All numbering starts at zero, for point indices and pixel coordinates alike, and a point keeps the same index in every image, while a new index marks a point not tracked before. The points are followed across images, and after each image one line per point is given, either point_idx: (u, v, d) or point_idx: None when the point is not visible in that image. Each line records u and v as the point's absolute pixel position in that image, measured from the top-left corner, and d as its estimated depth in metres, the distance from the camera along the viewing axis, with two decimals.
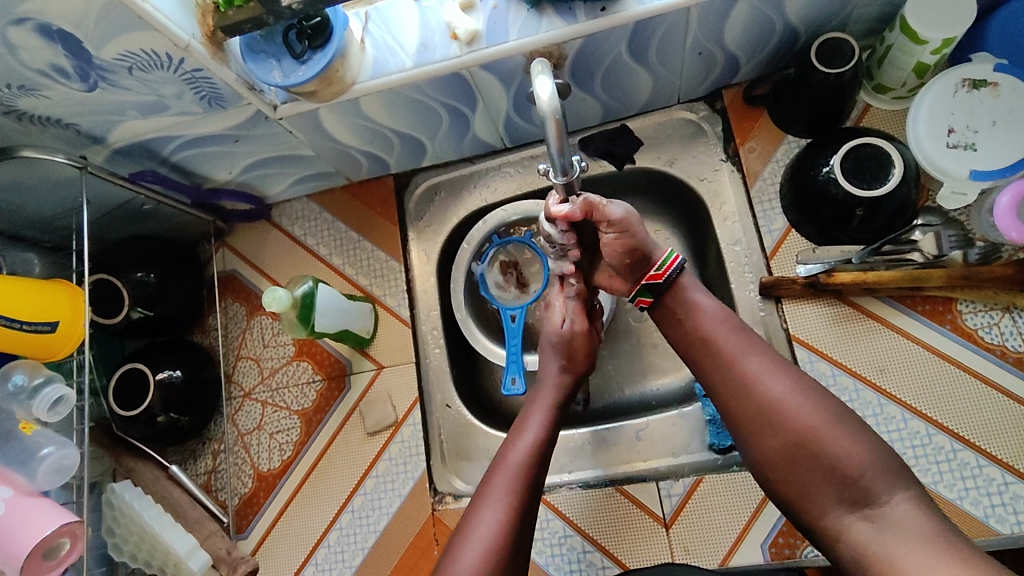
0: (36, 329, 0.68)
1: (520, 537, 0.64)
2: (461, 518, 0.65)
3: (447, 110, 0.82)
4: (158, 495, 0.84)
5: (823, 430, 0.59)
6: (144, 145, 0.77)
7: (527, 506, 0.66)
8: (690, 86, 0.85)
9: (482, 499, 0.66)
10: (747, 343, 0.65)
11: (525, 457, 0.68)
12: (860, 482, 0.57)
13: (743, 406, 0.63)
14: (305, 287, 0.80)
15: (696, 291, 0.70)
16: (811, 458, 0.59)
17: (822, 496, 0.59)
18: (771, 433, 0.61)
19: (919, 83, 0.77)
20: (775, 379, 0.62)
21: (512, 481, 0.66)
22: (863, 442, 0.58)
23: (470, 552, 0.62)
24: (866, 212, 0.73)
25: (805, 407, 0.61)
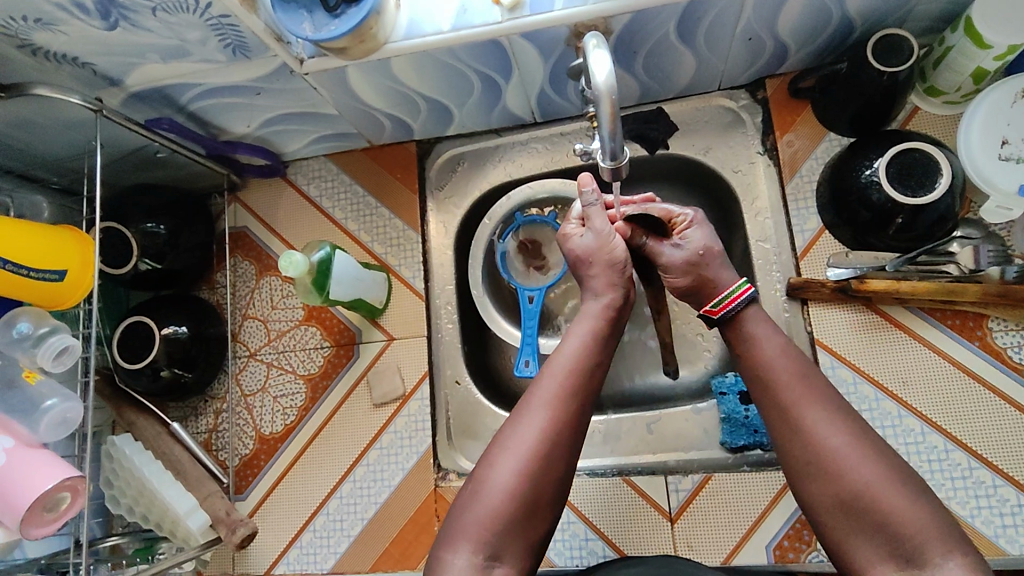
0: (44, 278, 0.66)
1: (558, 451, 0.59)
2: (500, 430, 0.60)
3: (480, 78, 0.78)
4: (158, 451, 0.83)
5: (883, 485, 0.54)
6: (162, 91, 0.74)
7: (576, 418, 0.61)
8: (733, 73, 0.82)
9: (526, 408, 0.61)
10: (811, 393, 0.59)
11: (574, 366, 0.62)
12: (910, 544, 0.52)
13: (795, 452, 0.58)
14: (322, 253, 0.78)
15: (763, 329, 0.64)
16: (863, 514, 0.54)
17: (866, 553, 0.53)
18: (821, 485, 0.56)
19: (975, 89, 0.74)
20: (831, 431, 0.57)
21: (559, 390, 0.61)
22: (924, 506, 0.53)
23: (507, 469, 0.58)
24: (906, 220, 0.71)
25: (865, 458, 0.55)
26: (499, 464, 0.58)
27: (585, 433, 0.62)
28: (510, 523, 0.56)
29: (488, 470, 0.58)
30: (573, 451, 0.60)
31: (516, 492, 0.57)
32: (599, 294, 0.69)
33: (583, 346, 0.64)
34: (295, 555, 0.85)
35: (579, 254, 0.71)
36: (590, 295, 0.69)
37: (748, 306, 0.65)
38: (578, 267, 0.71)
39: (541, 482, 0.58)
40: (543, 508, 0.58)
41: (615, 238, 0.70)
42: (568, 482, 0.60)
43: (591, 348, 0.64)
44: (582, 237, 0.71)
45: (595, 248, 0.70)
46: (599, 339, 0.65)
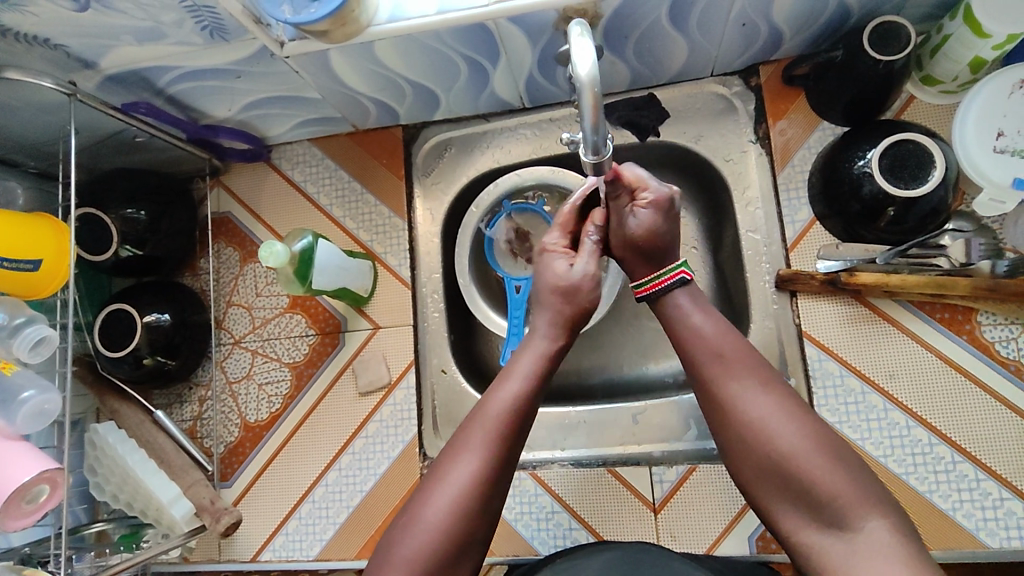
0: (19, 268, 0.65)
1: (490, 493, 0.58)
2: (435, 466, 0.59)
3: (466, 62, 0.76)
4: (142, 439, 0.83)
5: (802, 453, 0.54)
6: (138, 74, 0.72)
7: (511, 457, 0.60)
8: (727, 59, 0.80)
9: (465, 443, 0.59)
10: (741, 363, 0.59)
11: (510, 406, 0.61)
12: (832, 508, 0.52)
13: (721, 425, 0.59)
14: (304, 241, 0.76)
15: (688, 305, 0.64)
16: (785, 481, 0.55)
17: (790, 519, 0.55)
18: (743, 452, 0.57)
19: (971, 78, 0.72)
20: (759, 400, 0.57)
21: (497, 430, 0.59)
22: (842, 472, 0.53)
23: (442, 509, 0.56)
24: (897, 212, 0.70)
25: (787, 428, 0.55)
26: (433, 504, 0.57)
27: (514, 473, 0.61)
28: (436, 567, 0.55)
29: (424, 505, 0.57)
30: (503, 492, 0.60)
31: (448, 530, 0.56)
32: (553, 335, 0.67)
33: (526, 385, 0.62)
34: (281, 542, 0.85)
35: (564, 283, 0.68)
36: (541, 330, 0.67)
37: (677, 288, 0.65)
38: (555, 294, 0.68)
39: (474, 523, 0.57)
40: (471, 551, 0.57)
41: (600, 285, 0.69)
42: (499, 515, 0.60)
43: (533, 386, 0.62)
44: (570, 268, 0.69)
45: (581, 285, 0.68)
46: (541, 380, 0.63)
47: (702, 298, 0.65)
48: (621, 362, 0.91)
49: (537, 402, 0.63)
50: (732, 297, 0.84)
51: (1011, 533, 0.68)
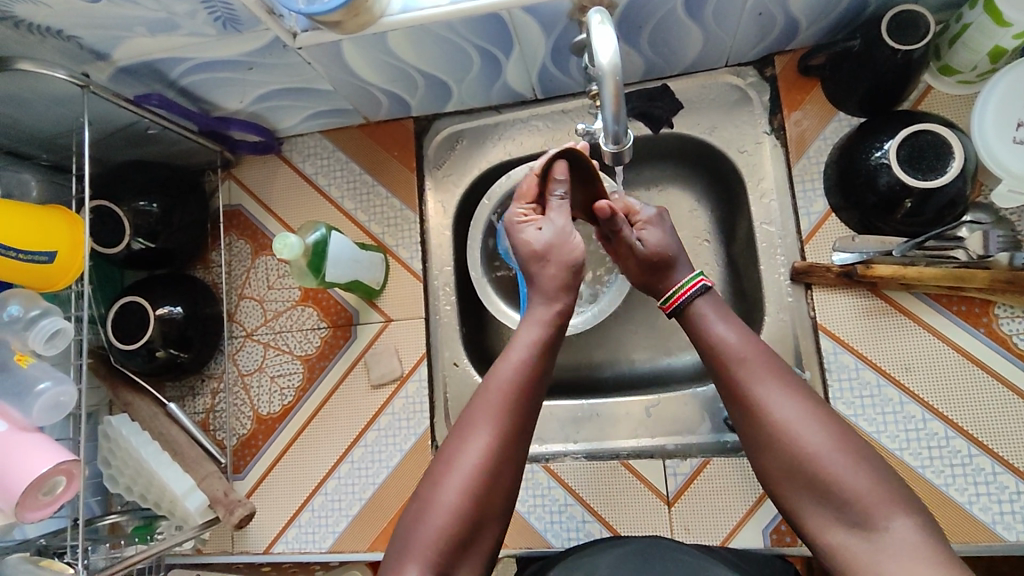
0: (34, 261, 0.64)
1: (500, 479, 0.57)
2: (444, 450, 0.59)
3: (479, 52, 0.75)
4: (155, 431, 0.83)
5: (828, 454, 0.54)
6: (151, 65, 0.71)
7: (521, 430, 0.59)
8: (742, 49, 0.79)
9: (473, 423, 0.58)
10: (765, 365, 0.59)
11: (512, 386, 0.59)
12: (856, 509, 0.52)
13: (746, 426, 0.58)
14: (317, 234, 0.76)
15: (712, 311, 0.63)
16: (811, 482, 0.54)
17: (814, 520, 0.54)
18: (769, 453, 0.56)
19: (990, 68, 0.71)
20: (783, 402, 0.57)
21: (501, 406, 0.59)
22: (867, 473, 0.53)
23: (454, 492, 0.56)
24: (914, 204, 0.69)
25: (813, 429, 0.55)
26: (445, 487, 0.56)
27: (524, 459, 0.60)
28: (450, 558, 0.54)
29: (435, 489, 0.57)
30: (517, 467, 0.59)
31: (460, 520, 0.55)
32: (551, 297, 0.64)
33: (529, 358, 0.61)
34: (294, 534, 0.85)
35: (535, 248, 0.66)
36: (538, 296, 0.65)
37: (698, 298, 0.65)
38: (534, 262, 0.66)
39: (488, 503, 0.57)
40: (482, 540, 0.57)
41: (574, 236, 0.66)
42: (513, 497, 0.59)
43: (535, 356, 0.61)
44: (539, 232, 0.67)
45: (555, 243, 0.65)
46: (547, 350, 0.62)
47: (723, 305, 0.66)
48: (634, 355, 0.91)
49: (543, 380, 0.62)
50: (746, 290, 0.84)
51: None
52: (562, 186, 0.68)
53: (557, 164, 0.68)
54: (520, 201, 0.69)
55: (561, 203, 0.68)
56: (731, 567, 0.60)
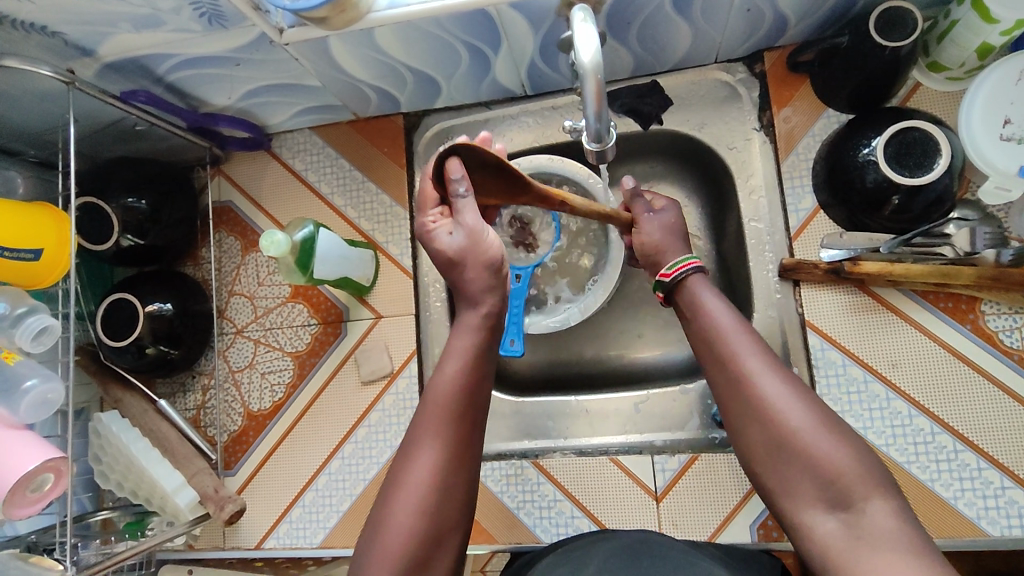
0: (19, 258, 0.64)
1: (454, 480, 0.59)
2: (396, 465, 0.59)
3: (467, 49, 0.75)
4: (146, 428, 0.83)
5: (809, 431, 0.54)
6: (138, 62, 0.71)
7: (468, 438, 0.60)
8: (731, 45, 0.79)
9: (422, 437, 0.59)
10: (753, 345, 0.59)
11: (453, 391, 0.60)
12: (837, 487, 0.52)
13: (733, 403, 0.58)
14: (305, 231, 0.76)
15: (706, 294, 0.65)
16: (793, 460, 0.54)
17: (792, 498, 0.54)
18: (753, 430, 0.56)
19: (979, 64, 0.71)
20: (770, 380, 0.57)
21: (445, 416, 0.60)
22: (848, 451, 0.53)
23: (409, 508, 0.56)
24: (901, 201, 0.69)
25: (796, 408, 0.56)
26: (399, 504, 0.57)
27: (476, 456, 0.61)
28: (415, 562, 0.55)
29: (393, 501, 0.57)
30: (468, 468, 0.60)
31: (418, 527, 0.56)
32: (474, 301, 0.64)
33: (466, 361, 0.61)
34: (285, 530, 0.85)
35: (449, 256, 0.63)
36: (465, 303, 0.64)
37: (693, 276, 0.67)
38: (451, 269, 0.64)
39: (444, 512, 0.58)
40: (446, 540, 0.58)
41: (487, 233, 0.63)
42: (470, 496, 0.60)
43: (473, 363, 0.62)
44: (450, 237, 0.63)
45: (468, 247, 0.62)
46: (480, 351, 0.62)
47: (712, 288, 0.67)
48: (624, 350, 0.91)
49: (481, 380, 0.62)
50: (735, 287, 0.84)
51: (1012, 522, 0.68)
52: (462, 183, 0.60)
53: (451, 163, 0.59)
54: (425, 203, 0.64)
55: (463, 202, 0.61)
56: (717, 562, 0.61)
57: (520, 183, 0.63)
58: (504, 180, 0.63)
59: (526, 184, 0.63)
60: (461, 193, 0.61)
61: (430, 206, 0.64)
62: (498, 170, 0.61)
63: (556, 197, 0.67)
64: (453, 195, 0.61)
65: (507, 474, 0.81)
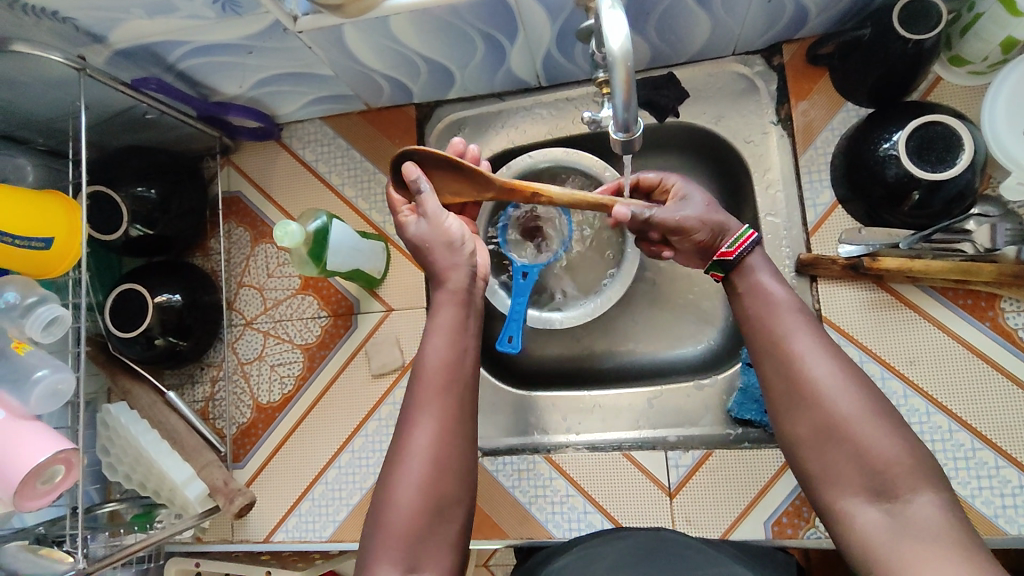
0: (30, 246, 0.63)
1: (453, 451, 0.58)
2: (391, 448, 0.58)
3: (484, 38, 0.74)
4: (155, 420, 0.82)
5: (859, 417, 0.54)
6: (149, 49, 0.70)
7: (462, 409, 0.60)
8: (750, 37, 0.78)
9: (416, 416, 0.58)
10: (807, 328, 0.59)
11: (440, 364, 0.60)
12: (884, 475, 0.52)
13: (782, 385, 0.58)
14: (318, 222, 0.75)
15: (761, 269, 0.64)
16: (840, 444, 0.54)
17: (835, 484, 0.54)
18: (800, 415, 0.56)
19: (1002, 59, 0.70)
20: (822, 363, 0.57)
21: (436, 393, 0.59)
22: (898, 439, 0.53)
23: (406, 488, 0.56)
24: (922, 196, 0.68)
25: (847, 392, 0.55)
26: (395, 486, 0.56)
27: (473, 426, 0.61)
28: (420, 535, 0.55)
29: (394, 479, 0.57)
30: (466, 440, 0.59)
31: (420, 501, 0.55)
32: (441, 281, 0.64)
33: (449, 336, 0.61)
34: (294, 523, 0.85)
35: (415, 244, 0.65)
36: (435, 285, 0.64)
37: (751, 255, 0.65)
38: (420, 256, 0.65)
39: (442, 490, 0.57)
40: (450, 513, 0.57)
41: (449, 220, 0.64)
42: (472, 468, 0.60)
43: (456, 338, 0.61)
44: (416, 227, 0.65)
45: (431, 234, 0.64)
46: (460, 325, 0.62)
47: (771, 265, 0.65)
48: (636, 345, 0.90)
49: (465, 353, 0.62)
50: None
51: None
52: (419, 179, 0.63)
53: (407, 165, 0.63)
54: (395, 203, 0.66)
55: (420, 194, 0.64)
56: (735, 560, 0.60)
57: (477, 177, 0.65)
58: (462, 176, 0.65)
59: (482, 177, 0.65)
60: (416, 186, 0.63)
61: (398, 206, 0.66)
62: (453, 168, 0.64)
63: (524, 189, 0.67)
64: (415, 191, 0.64)
65: (518, 468, 0.81)
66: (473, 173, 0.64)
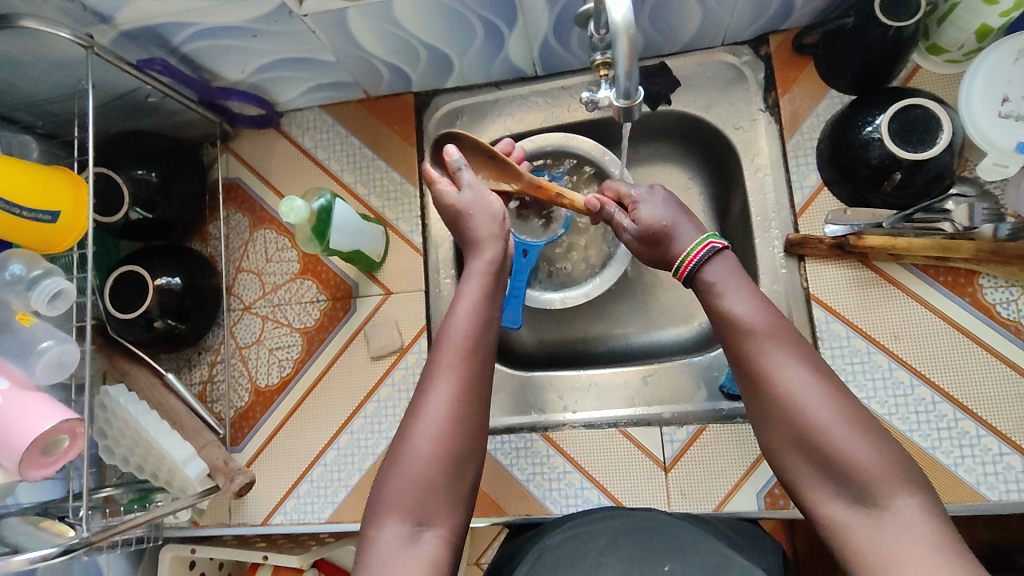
0: (37, 219, 0.64)
1: (473, 412, 0.59)
2: (412, 403, 0.59)
3: (483, 25, 0.77)
4: (153, 401, 0.83)
5: (832, 426, 0.52)
6: (154, 30, 0.71)
7: (481, 375, 0.60)
8: (737, 28, 0.81)
9: (433, 380, 0.59)
10: (774, 333, 0.57)
11: (468, 326, 0.61)
12: (860, 484, 0.50)
13: (755, 395, 0.57)
14: (322, 200, 0.76)
15: (723, 275, 0.62)
16: (815, 454, 0.53)
17: (815, 493, 0.53)
18: (775, 425, 0.55)
19: (976, 48, 0.74)
20: (790, 372, 0.55)
21: (459, 356, 0.60)
22: (873, 445, 0.51)
23: (422, 440, 0.56)
24: (904, 177, 0.71)
25: (817, 400, 0.53)
26: (414, 436, 0.57)
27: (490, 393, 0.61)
28: (435, 490, 0.55)
29: (407, 435, 0.57)
30: (484, 404, 0.60)
31: (437, 459, 0.56)
32: (479, 246, 0.66)
33: (478, 302, 0.63)
34: (292, 505, 0.85)
35: (456, 211, 0.68)
36: (471, 251, 0.67)
37: (706, 264, 0.63)
38: (456, 224, 0.68)
39: (457, 451, 0.57)
40: (464, 474, 0.57)
41: (490, 194, 0.69)
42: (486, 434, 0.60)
43: (483, 307, 0.63)
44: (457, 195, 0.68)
45: (473, 203, 0.67)
46: (490, 294, 0.64)
47: (738, 269, 0.63)
48: (630, 328, 0.93)
49: (491, 320, 0.63)
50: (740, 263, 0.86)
51: (1011, 487, 0.70)
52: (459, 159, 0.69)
53: (449, 147, 0.69)
54: (430, 177, 0.70)
55: (460, 170, 0.69)
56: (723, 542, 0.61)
57: (510, 169, 0.73)
58: (494, 166, 0.73)
59: (515, 171, 0.73)
60: (457, 163, 0.69)
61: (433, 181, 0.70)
62: (486, 158, 0.72)
63: (548, 188, 0.75)
64: (454, 170, 0.69)
65: (517, 446, 0.82)
66: (508, 165, 0.72)
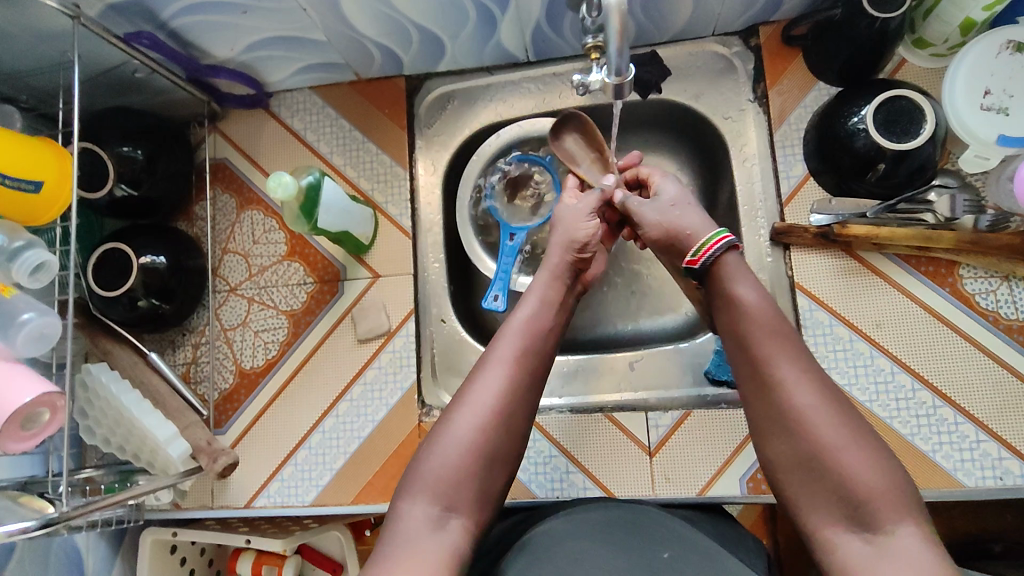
0: (19, 188, 0.63)
1: (519, 412, 0.60)
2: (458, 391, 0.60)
3: (476, 8, 0.77)
4: (136, 379, 0.81)
5: (841, 446, 0.52)
6: (141, 4, 0.69)
7: (535, 380, 0.62)
8: (728, 18, 0.82)
9: (479, 374, 0.61)
10: (789, 348, 0.57)
11: (529, 330, 0.64)
12: (865, 507, 0.50)
13: (764, 405, 0.57)
14: (311, 179, 0.76)
15: (742, 280, 0.62)
16: (819, 471, 0.53)
17: (816, 513, 0.53)
18: (782, 438, 0.55)
19: (961, 42, 0.75)
20: (803, 389, 0.55)
21: (514, 356, 0.61)
22: (879, 469, 0.51)
23: (467, 428, 0.57)
24: (887, 168, 0.72)
25: (828, 418, 0.54)
26: (460, 422, 0.58)
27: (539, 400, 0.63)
28: (468, 478, 0.56)
29: (450, 420, 0.58)
30: (531, 406, 0.61)
31: (478, 447, 0.57)
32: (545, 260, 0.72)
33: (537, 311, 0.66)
34: (276, 488, 0.85)
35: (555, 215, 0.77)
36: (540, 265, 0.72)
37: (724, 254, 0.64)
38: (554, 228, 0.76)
39: (494, 447, 0.58)
40: (497, 471, 0.58)
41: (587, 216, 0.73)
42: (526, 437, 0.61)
43: (542, 316, 0.66)
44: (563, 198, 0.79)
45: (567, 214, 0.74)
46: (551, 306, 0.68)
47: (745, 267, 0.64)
48: (617, 316, 0.93)
49: (550, 331, 0.66)
50: None
51: (987, 474, 0.72)
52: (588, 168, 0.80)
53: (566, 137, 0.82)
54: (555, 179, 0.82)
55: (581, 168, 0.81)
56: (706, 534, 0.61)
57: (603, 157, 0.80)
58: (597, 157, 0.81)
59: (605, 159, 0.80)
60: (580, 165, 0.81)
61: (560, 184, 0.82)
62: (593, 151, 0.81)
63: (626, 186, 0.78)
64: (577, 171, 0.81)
65: None
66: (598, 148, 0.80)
